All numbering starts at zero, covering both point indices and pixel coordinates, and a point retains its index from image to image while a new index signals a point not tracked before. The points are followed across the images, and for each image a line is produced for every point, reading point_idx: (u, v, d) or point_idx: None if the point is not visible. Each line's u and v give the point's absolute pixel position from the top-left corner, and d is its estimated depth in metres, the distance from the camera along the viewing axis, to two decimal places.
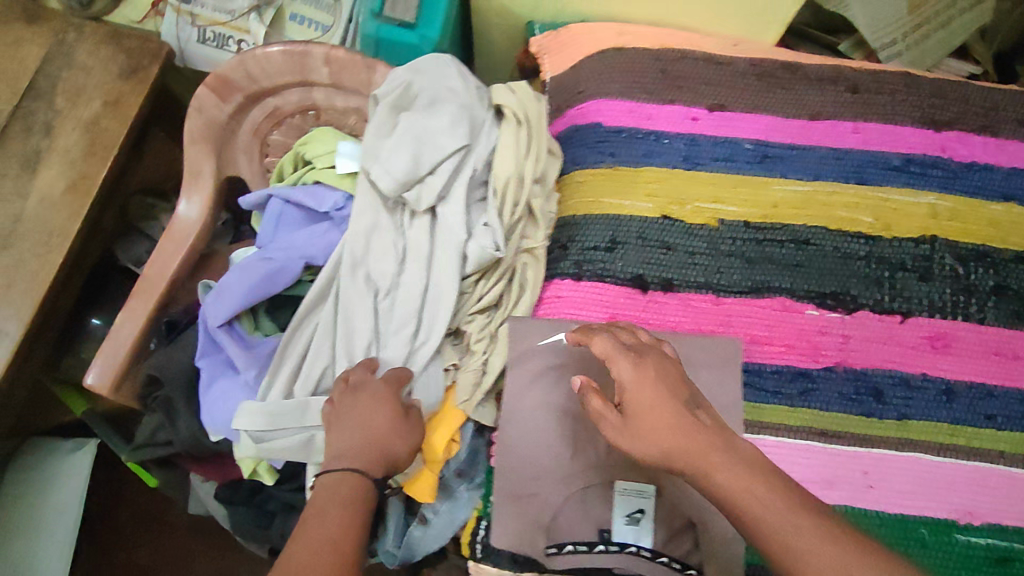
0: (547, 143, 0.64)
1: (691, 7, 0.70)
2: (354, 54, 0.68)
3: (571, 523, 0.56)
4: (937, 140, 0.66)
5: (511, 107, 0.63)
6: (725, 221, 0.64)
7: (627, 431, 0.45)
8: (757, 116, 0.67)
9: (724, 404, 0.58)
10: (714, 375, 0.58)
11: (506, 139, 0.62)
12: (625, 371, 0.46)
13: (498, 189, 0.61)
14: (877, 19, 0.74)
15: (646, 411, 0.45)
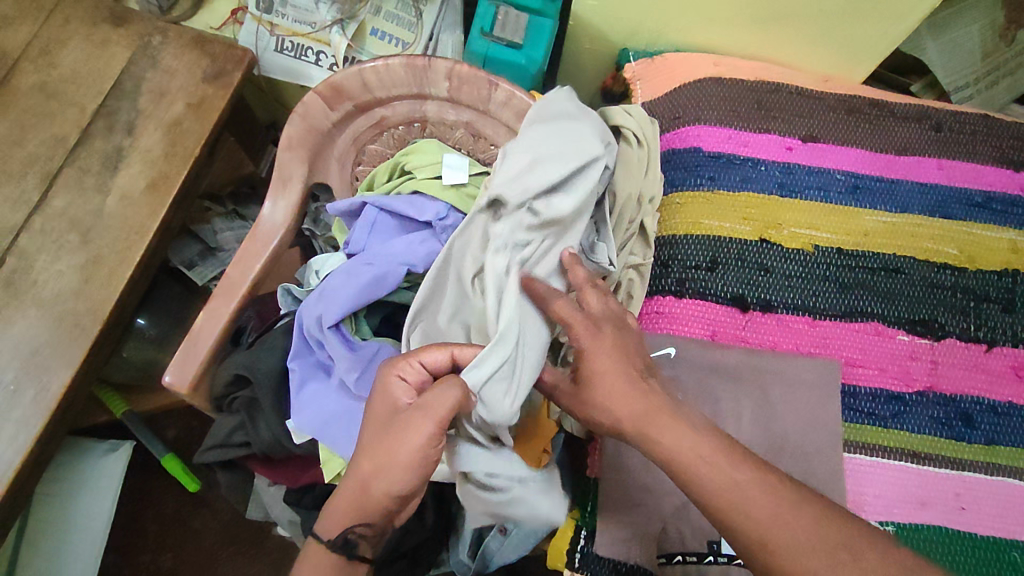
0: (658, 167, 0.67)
1: (786, 42, 0.74)
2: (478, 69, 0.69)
3: (682, 533, 0.56)
4: (1015, 180, 0.71)
5: (630, 128, 0.65)
6: (820, 246, 0.66)
7: (580, 399, 0.48)
8: (849, 149, 0.70)
9: (823, 423, 0.59)
10: (813, 396, 0.60)
11: (626, 159, 0.65)
12: (583, 338, 0.48)
13: (615, 206, 0.63)
14: (952, 64, 0.80)
15: (603, 380, 0.47)
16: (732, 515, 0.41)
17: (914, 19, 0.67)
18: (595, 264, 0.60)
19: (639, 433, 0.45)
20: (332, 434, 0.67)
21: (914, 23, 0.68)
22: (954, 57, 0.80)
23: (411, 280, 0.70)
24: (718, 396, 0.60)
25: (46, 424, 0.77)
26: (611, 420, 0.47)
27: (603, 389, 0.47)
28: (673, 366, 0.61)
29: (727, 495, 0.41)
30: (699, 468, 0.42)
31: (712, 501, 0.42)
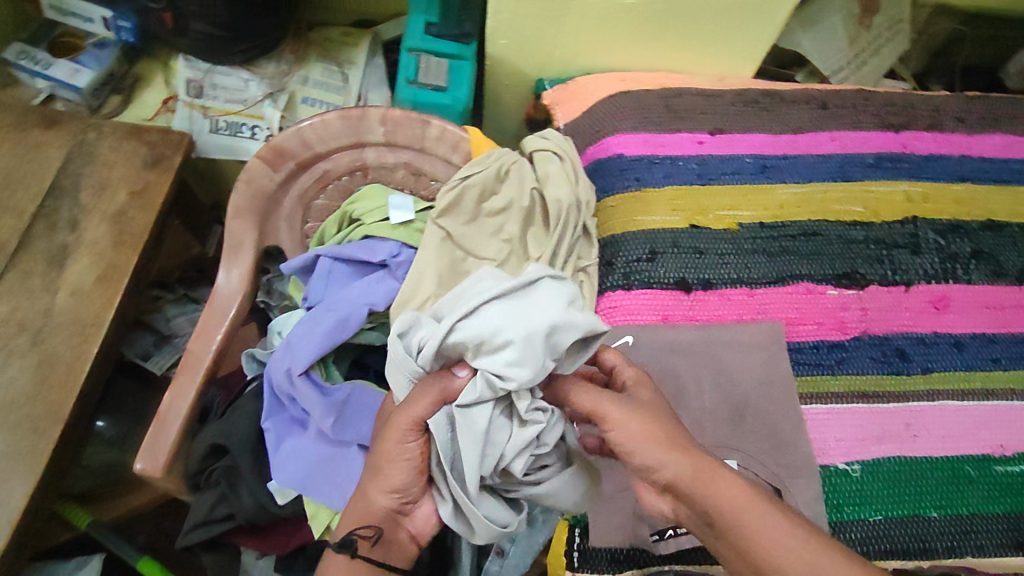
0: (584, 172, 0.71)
1: (678, 51, 0.83)
2: (410, 112, 0.75)
3: None
4: (898, 139, 0.80)
5: (551, 146, 0.71)
6: (744, 223, 0.73)
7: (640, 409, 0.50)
8: (751, 135, 0.78)
9: (779, 380, 0.64)
10: (766, 357, 0.64)
11: (554, 170, 0.68)
12: (615, 362, 0.56)
13: (559, 214, 0.66)
14: (824, 53, 0.91)
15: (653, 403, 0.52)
16: (748, 521, 0.45)
17: (779, 22, 0.78)
18: None
19: (672, 452, 0.48)
20: (316, 487, 0.62)
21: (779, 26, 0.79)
22: (826, 47, 0.91)
23: (374, 320, 0.70)
24: (683, 375, 0.63)
25: (9, 542, 0.72)
26: (667, 450, 0.48)
27: (656, 415, 0.50)
28: (635, 352, 0.64)
29: (741, 501, 0.46)
30: (711, 491, 0.46)
31: (732, 522, 0.45)
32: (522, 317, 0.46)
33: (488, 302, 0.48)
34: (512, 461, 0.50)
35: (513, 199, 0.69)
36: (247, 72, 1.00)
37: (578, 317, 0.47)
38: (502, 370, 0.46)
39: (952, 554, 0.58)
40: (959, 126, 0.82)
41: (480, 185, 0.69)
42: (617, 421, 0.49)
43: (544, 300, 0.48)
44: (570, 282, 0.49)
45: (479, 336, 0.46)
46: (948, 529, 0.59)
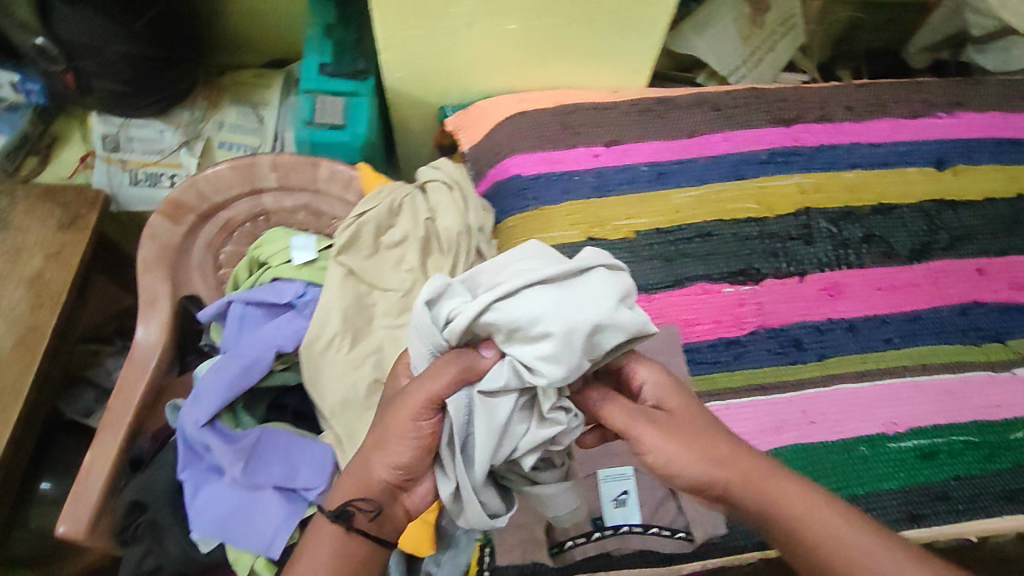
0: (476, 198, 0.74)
1: (568, 69, 0.83)
2: (298, 156, 0.78)
3: (567, 521, 0.58)
4: (790, 133, 0.82)
5: (441, 176, 0.73)
6: (641, 231, 0.74)
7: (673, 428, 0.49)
8: (646, 143, 0.80)
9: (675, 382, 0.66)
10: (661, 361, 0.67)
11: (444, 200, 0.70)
12: (644, 371, 0.52)
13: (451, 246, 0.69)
14: (720, 55, 0.93)
15: (686, 414, 0.50)
16: (819, 533, 0.46)
17: (659, 37, 0.79)
18: None
19: (718, 471, 0.48)
20: (236, 532, 0.64)
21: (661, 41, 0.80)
22: (720, 48, 0.93)
23: (286, 362, 0.72)
24: None
25: None
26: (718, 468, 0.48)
27: (697, 433, 0.49)
28: None
29: (798, 506, 0.47)
30: (766, 501, 0.47)
31: (799, 533, 0.46)
32: (567, 310, 0.44)
33: (531, 285, 0.45)
34: (525, 456, 0.48)
35: (410, 231, 0.72)
36: (163, 123, 1.01)
37: (624, 319, 0.45)
38: (534, 364, 0.44)
39: None
40: (849, 114, 0.84)
41: (377, 220, 0.71)
42: (654, 446, 0.48)
43: (591, 296, 0.45)
44: (620, 278, 0.47)
45: (517, 322, 0.44)
46: None
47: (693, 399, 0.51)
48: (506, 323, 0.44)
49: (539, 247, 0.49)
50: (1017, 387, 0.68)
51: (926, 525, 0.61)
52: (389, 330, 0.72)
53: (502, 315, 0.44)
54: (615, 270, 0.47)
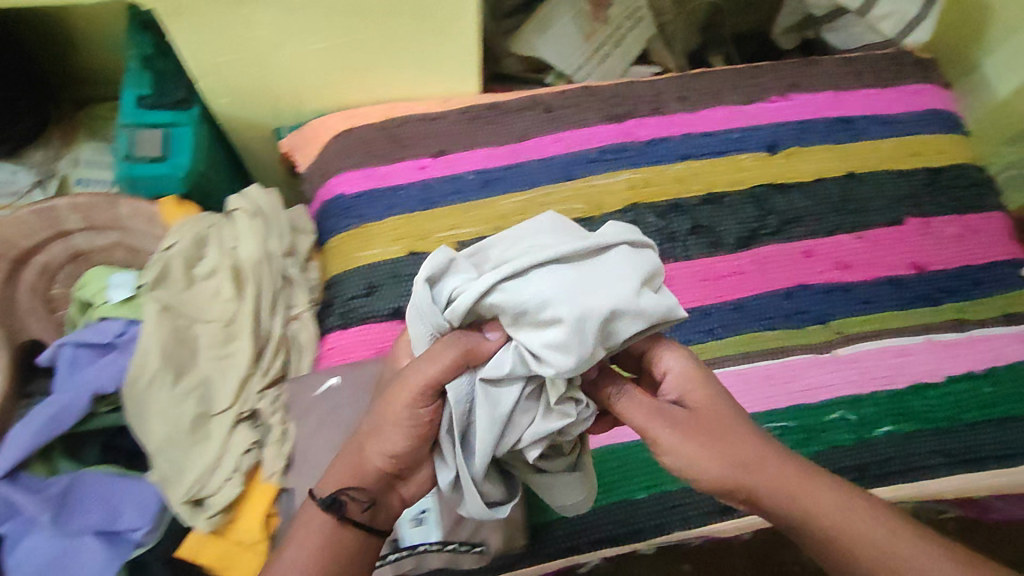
0: (284, 221, 0.73)
1: (393, 81, 0.81)
2: (99, 194, 0.76)
3: None
4: (622, 129, 0.81)
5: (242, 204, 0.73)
6: (464, 241, 0.74)
7: (691, 428, 0.46)
8: (474, 151, 0.79)
9: None
10: None
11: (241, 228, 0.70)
12: (671, 361, 0.49)
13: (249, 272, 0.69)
14: (563, 53, 0.92)
15: (710, 412, 0.47)
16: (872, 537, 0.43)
17: (471, 56, 0.78)
18: (268, 368, 0.70)
19: (745, 474, 0.45)
20: None
21: (477, 59, 0.79)
22: (563, 47, 0.91)
23: (110, 403, 0.72)
24: None
25: None
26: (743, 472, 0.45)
27: (722, 431, 0.46)
28: (344, 389, 0.66)
29: (843, 511, 0.44)
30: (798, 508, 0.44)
31: (839, 538, 0.43)
32: (580, 294, 0.43)
33: (542, 262, 0.44)
34: (528, 448, 0.48)
35: (218, 261, 0.71)
36: None
37: (641, 304, 0.43)
38: (543, 351, 0.43)
39: (659, 532, 0.62)
40: (683, 104, 0.83)
41: (185, 254, 0.72)
42: (674, 450, 0.46)
43: (609, 278, 0.44)
44: (637, 260, 0.45)
45: (524, 305, 0.43)
46: (654, 508, 0.62)
47: (717, 389, 0.48)
48: (512, 301, 0.43)
49: (553, 226, 0.48)
50: (837, 369, 0.68)
51: (736, 516, 0.63)
52: (213, 361, 0.70)
53: (510, 294, 0.44)
54: (636, 249, 0.46)
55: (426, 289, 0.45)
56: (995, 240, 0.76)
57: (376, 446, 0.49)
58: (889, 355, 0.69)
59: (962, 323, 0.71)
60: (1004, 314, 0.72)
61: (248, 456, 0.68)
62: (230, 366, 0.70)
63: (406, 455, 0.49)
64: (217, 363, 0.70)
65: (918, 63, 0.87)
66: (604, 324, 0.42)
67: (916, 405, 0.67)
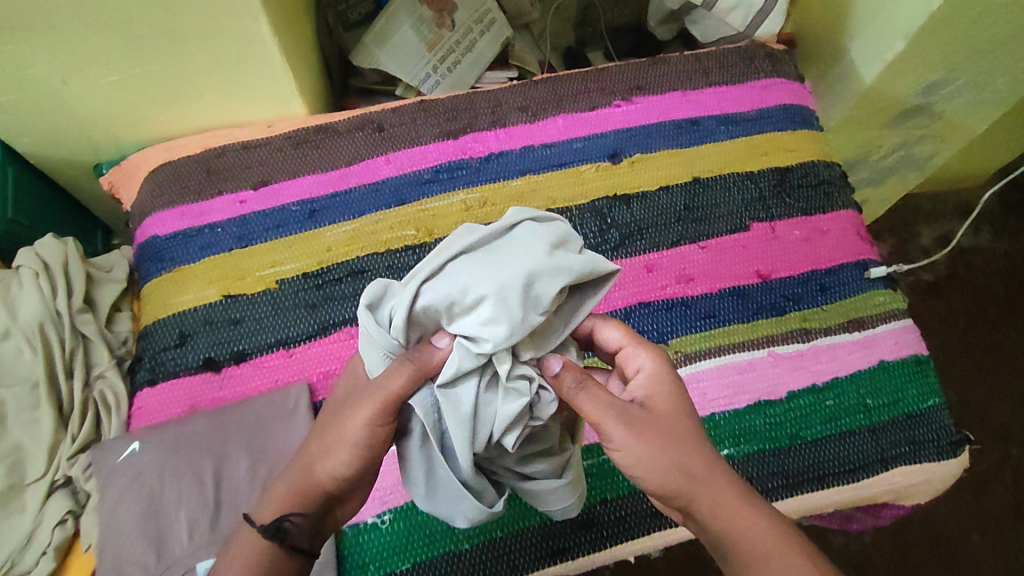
0: (78, 273, 0.69)
1: (211, 109, 0.76)
2: None
3: None
4: (458, 146, 0.77)
5: (29, 260, 0.68)
6: (285, 280, 0.69)
7: (650, 426, 0.48)
8: (299, 179, 0.74)
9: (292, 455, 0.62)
10: (282, 428, 0.62)
11: (27, 290, 0.66)
12: (645, 363, 0.51)
13: (36, 333, 0.65)
14: (405, 62, 0.86)
15: (669, 418, 0.49)
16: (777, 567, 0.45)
17: (283, 74, 0.72)
18: (75, 431, 0.65)
19: (682, 483, 0.47)
20: None
21: (292, 79, 0.74)
22: (407, 62, 0.86)
23: None
24: (199, 464, 0.61)
25: None
26: (683, 475, 0.47)
27: (678, 435, 0.48)
28: (143, 458, 0.61)
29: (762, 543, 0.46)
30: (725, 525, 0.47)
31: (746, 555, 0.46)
32: (496, 270, 0.45)
33: (456, 259, 0.47)
34: (504, 437, 0.46)
35: (9, 323, 0.65)
36: None
37: (556, 265, 0.46)
38: (477, 331, 0.45)
39: None
40: (524, 115, 0.79)
41: None
42: (623, 446, 0.47)
43: (522, 251, 0.46)
44: (547, 230, 0.48)
45: (448, 298, 0.45)
46: (478, 559, 0.59)
47: (680, 395, 0.50)
48: (435, 296, 0.46)
49: (469, 224, 0.51)
50: None
51: (570, 559, 0.60)
52: (21, 427, 0.65)
53: (432, 293, 0.46)
54: (541, 223, 0.49)
55: (367, 314, 0.47)
56: (844, 241, 0.74)
57: (326, 466, 0.49)
58: (730, 372, 0.66)
59: (805, 332, 0.68)
60: (849, 320, 0.69)
61: (62, 528, 0.63)
62: (35, 434, 0.65)
63: (354, 478, 0.49)
64: (19, 431, 0.65)
65: (770, 55, 0.84)
66: (526, 289, 0.44)
67: (756, 424, 0.64)
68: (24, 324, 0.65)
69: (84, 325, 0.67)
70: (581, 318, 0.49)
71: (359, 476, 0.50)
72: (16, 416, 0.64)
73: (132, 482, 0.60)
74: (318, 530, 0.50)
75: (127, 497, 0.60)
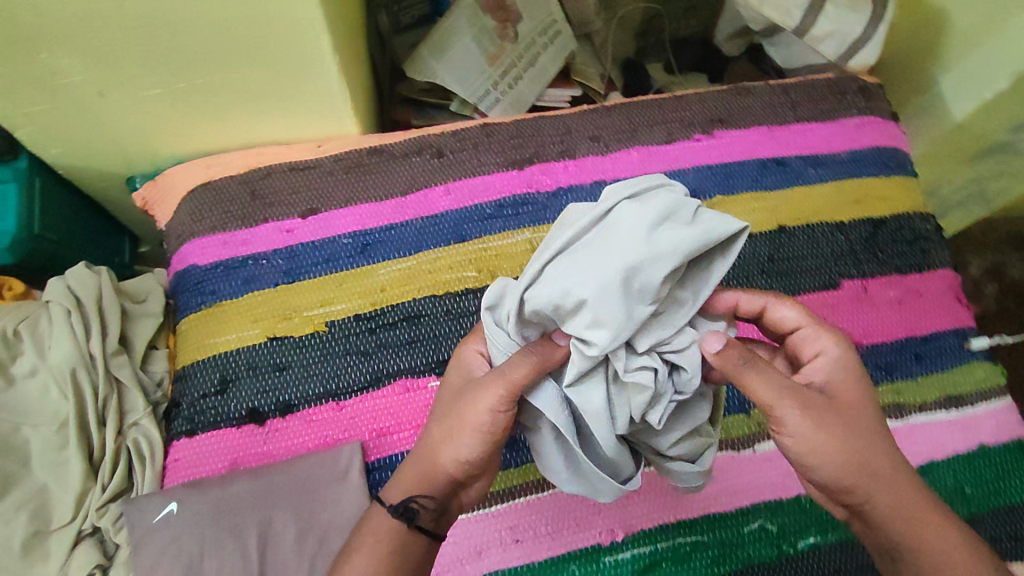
0: (112, 310, 0.63)
1: (256, 126, 0.69)
2: None
3: None
4: (523, 178, 0.70)
5: (59, 296, 0.62)
6: (336, 322, 0.64)
7: (834, 414, 0.46)
8: (351, 208, 0.68)
9: (343, 525, 0.57)
10: (332, 495, 0.58)
11: (59, 330, 0.61)
12: (832, 349, 0.49)
13: (69, 378, 0.60)
14: (463, 77, 0.78)
15: (852, 409, 0.47)
16: None
17: (340, 94, 0.65)
18: (106, 484, 0.59)
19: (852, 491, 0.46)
20: None
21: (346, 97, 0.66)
22: (466, 73, 0.78)
23: None
24: (243, 531, 0.56)
25: None
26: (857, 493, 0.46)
27: (856, 426, 0.46)
28: (184, 520, 0.56)
29: None
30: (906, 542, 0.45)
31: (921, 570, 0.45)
32: (592, 265, 0.40)
33: (552, 254, 0.42)
34: (646, 415, 0.44)
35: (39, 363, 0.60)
36: None
37: (660, 249, 0.39)
38: (584, 335, 0.41)
39: None
40: (596, 145, 0.72)
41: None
42: (798, 432, 0.45)
43: (618, 238, 0.41)
44: (646, 204, 0.41)
45: (547, 302, 0.41)
46: None
47: (862, 386, 0.49)
48: (536, 301, 0.42)
49: (570, 212, 0.45)
50: (759, 470, 0.62)
51: None
52: (49, 471, 0.59)
53: (532, 298, 0.42)
54: (642, 195, 0.42)
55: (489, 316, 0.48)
56: (938, 305, 0.69)
57: (449, 451, 0.49)
58: None
59: (900, 407, 0.64)
60: (946, 396, 0.65)
61: None
62: (61, 484, 0.59)
63: (478, 464, 0.49)
64: (45, 480, 0.59)
65: (862, 89, 0.78)
66: (627, 285, 0.39)
67: None
68: (55, 367, 0.60)
69: (118, 369, 0.62)
70: (709, 292, 0.43)
71: (480, 464, 0.50)
72: (44, 463, 0.59)
73: (172, 548, 0.55)
74: (442, 512, 0.50)
75: (167, 565, 0.55)
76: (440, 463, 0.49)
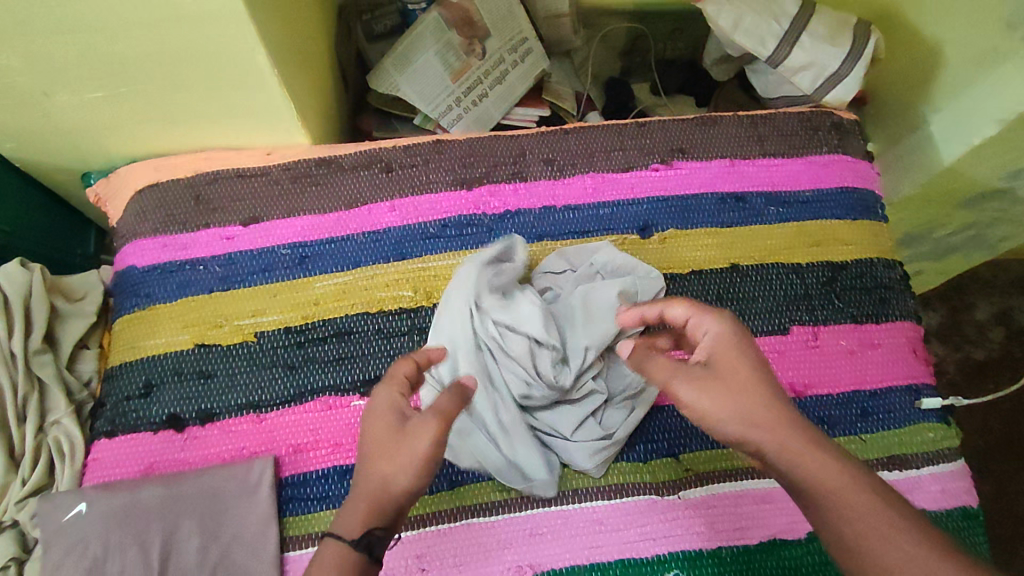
0: (42, 308, 0.64)
1: (206, 130, 0.69)
2: None
3: None
4: (471, 198, 0.69)
5: None
6: (265, 333, 0.64)
7: (717, 383, 0.47)
8: (293, 219, 0.67)
9: (249, 537, 0.57)
10: (241, 508, 0.57)
11: None
12: (711, 327, 0.50)
13: None
14: (426, 90, 0.77)
15: (738, 376, 0.47)
16: None
17: (285, 103, 0.65)
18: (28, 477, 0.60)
19: None
20: None
21: (292, 106, 0.66)
22: (428, 86, 0.77)
23: None
24: (147, 537, 0.56)
25: None
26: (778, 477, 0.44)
27: (746, 391, 0.46)
28: (91, 522, 0.56)
29: None
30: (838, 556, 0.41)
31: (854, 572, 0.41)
32: (450, 319, 0.61)
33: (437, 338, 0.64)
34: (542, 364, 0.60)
35: None
36: None
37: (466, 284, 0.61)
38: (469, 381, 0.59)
39: None
40: (549, 168, 0.71)
41: None
42: (689, 402, 0.47)
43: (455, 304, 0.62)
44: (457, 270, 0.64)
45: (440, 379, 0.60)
46: None
47: (753, 355, 0.48)
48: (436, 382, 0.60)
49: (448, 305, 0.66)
50: (681, 519, 0.60)
51: None
52: None
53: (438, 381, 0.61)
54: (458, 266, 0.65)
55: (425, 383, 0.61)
56: (893, 359, 0.66)
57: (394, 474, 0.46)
58: (744, 501, 0.61)
59: None
60: (890, 456, 0.62)
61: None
62: None
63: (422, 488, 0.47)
64: None
65: (836, 126, 0.74)
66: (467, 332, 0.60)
67: (766, 566, 0.59)
68: None
69: (42, 367, 0.63)
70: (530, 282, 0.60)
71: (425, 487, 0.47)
72: None
73: (76, 548, 0.55)
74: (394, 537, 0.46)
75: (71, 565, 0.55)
76: (392, 486, 0.46)
